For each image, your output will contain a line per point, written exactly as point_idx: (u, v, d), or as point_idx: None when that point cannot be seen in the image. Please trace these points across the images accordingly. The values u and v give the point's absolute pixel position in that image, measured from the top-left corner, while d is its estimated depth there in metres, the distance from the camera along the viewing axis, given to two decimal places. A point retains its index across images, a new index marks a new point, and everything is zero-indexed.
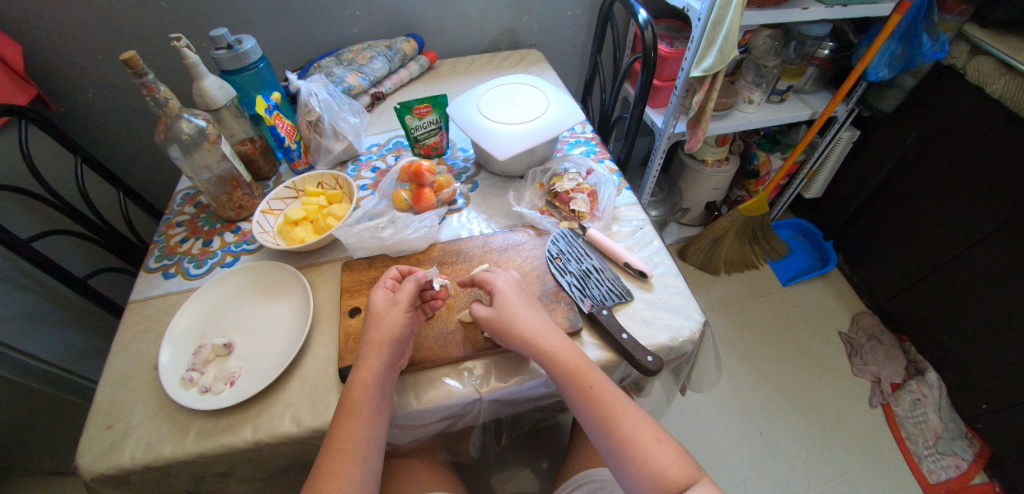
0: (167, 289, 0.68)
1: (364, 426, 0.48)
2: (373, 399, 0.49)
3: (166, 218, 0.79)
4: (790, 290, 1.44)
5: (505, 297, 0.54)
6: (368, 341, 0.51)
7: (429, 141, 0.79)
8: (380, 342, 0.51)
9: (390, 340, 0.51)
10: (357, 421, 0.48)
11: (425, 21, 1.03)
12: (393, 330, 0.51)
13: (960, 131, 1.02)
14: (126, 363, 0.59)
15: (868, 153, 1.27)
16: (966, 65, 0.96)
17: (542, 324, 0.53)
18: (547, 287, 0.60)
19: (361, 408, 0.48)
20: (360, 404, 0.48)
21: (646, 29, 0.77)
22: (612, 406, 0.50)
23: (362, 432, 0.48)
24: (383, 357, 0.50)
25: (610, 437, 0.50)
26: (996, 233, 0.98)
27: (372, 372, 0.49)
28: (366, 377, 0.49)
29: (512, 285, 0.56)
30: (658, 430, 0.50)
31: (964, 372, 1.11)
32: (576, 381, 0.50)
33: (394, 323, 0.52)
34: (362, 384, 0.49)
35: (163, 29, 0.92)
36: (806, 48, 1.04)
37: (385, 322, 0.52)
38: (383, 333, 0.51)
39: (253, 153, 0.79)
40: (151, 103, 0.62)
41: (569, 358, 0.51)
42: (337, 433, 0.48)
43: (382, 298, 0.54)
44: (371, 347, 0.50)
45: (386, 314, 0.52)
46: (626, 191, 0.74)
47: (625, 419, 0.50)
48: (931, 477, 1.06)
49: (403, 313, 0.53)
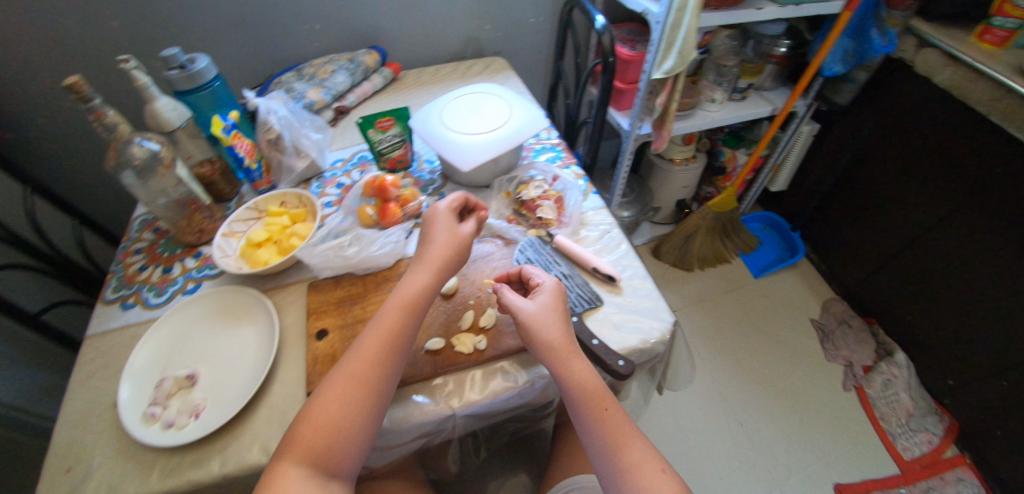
0: (126, 321, 0.65)
1: (410, 325, 0.51)
2: (422, 304, 0.53)
3: (123, 245, 0.76)
4: (763, 281, 1.48)
5: (547, 309, 0.53)
6: (431, 246, 0.57)
7: (393, 154, 0.77)
8: (441, 256, 0.55)
9: (452, 258, 0.56)
10: (403, 318, 0.51)
11: (386, 32, 1.02)
12: (453, 249, 0.56)
13: (912, 121, 1.06)
14: (83, 402, 0.56)
15: (827, 145, 1.32)
16: (915, 57, 1.01)
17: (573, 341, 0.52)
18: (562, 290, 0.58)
19: (411, 306, 0.52)
20: (408, 306, 0.52)
21: (604, 34, 0.77)
22: (623, 432, 0.49)
23: (405, 330, 0.51)
24: (447, 273, 0.55)
25: (616, 465, 0.48)
26: (951, 217, 1.03)
27: (428, 275, 0.54)
28: (420, 281, 0.53)
29: (556, 293, 0.55)
30: (661, 461, 0.48)
31: (930, 350, 1.16)
32: (591, 401, 0.50)
33: (451, 242, 0.56)
34: (420, 287, 0.53)
35: (110, 51, 0.89)
36: (764, 47, 1.07)
37: (448, 234, 0.57)
38: (447, 250, 0.56)
39: (212, 175, 0.76)
40: (100, 129, 0.62)
41: (584, 381, 0.50)
42: (373, 327, 0.51)
43: (449, 218, 0.58)
44: (430, 260, 0.55)
45: (452, 232, 0.57)
46: (593, 195, 0.74)
47: (634, 448, 0.48)
48: (905, 454, 1.10)
49: (464, 237, 0.57)
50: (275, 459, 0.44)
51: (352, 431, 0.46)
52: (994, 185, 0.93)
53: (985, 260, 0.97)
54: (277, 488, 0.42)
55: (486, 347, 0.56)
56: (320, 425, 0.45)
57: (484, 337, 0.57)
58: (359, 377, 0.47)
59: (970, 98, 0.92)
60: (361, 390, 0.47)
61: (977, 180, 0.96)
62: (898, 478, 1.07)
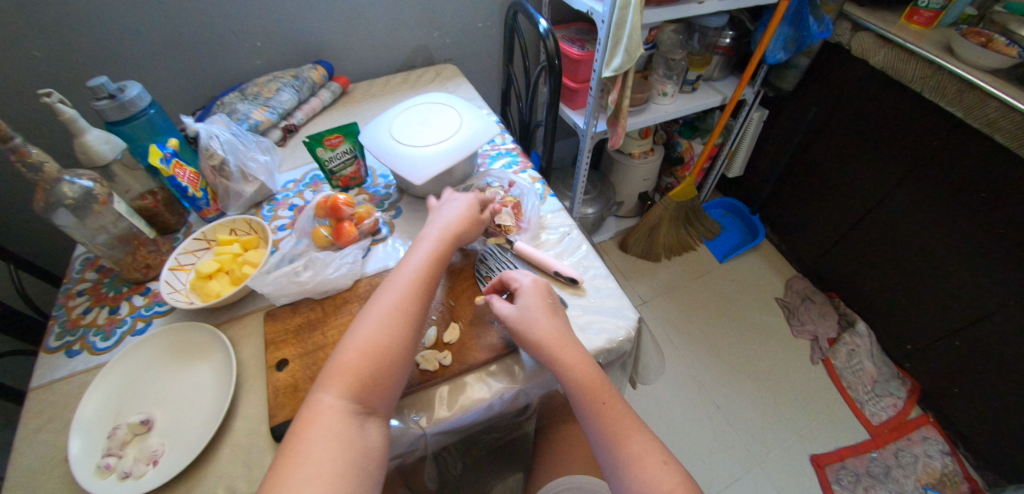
0: (73, 369, 0.61)
1: (438, 271, 0.57)
2: (448, 255, 0.59)
3: (64, 288, 0.71)
4: (728, 265, 1.52)
5: (529, 306, 0.54)
6: (449, 212, 0.64)
7: (346, 172, 0.76)
8: (465, 220, 0.62)
9: (474, 222, 0.63)
10: (436, 266, 0.57)
11: (331, 46, 1.00)
12: (470, 213, 0.63)
13: (853, 101, 1.12)
14: (31, 459, 0.52)
15: (777, 129, 1.37)
16: (851, 41, 1.05)
17: (563, 334, 0.53)
18: (552, 292, 0.58)
19: (439, 255, 0.58)
20: (440, 256, 0.58)
21: (548, 37, 0.78)
22: (622, 424, 0.50)
23: (433, 274, 0.56)
24: (468, 233, 0.62)
25: (619, 458, 0.48)
26: (895, 190, 1.09)
27: (454, 233, 0.60)
28: (446, 237, 0.60)
29: (540, 290, 0.56)
30: (662, 452, 0.49)
31: (887, 318, 1.22)
32: (588, 395, 0.50)
33: (468, 208, 0.64)
34: (447, 242, 0.59)
35: (31, 83, 0.83)
36: (709, 39, 1.11)
37: (464, 203, 0.64)
38: (471, 215, 0.63)
39: (155, 207, 0.73)
40: (24, 169, 0.57)
41: (579, 375, 0.50)
42: (404, 273, 0.55)
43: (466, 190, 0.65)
44: (456, 222, 0.62)
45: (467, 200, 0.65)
46: (550, 198, 0.75)
47: (635, 439, 0.49)
48: (873, 419, 1.16)
49: (476, 204, 0.65)
50: (317, 390, 0.46)
51: (391, 358, 0.48)
52: (932, 157, 0.99)
53: (930, 229, 1.03)
54: (321, 414, 0.44)
55: (451, 362, 0.55)
56: (363, 352, 0.48)
57: (449, 352, 0.56)
58: (396, 310, 0.51)
59: (904, 76, 0.96)
60: (401, 320, 0.50)
61: (917, 154, 1.02)
62: (868, 443, 1.13)
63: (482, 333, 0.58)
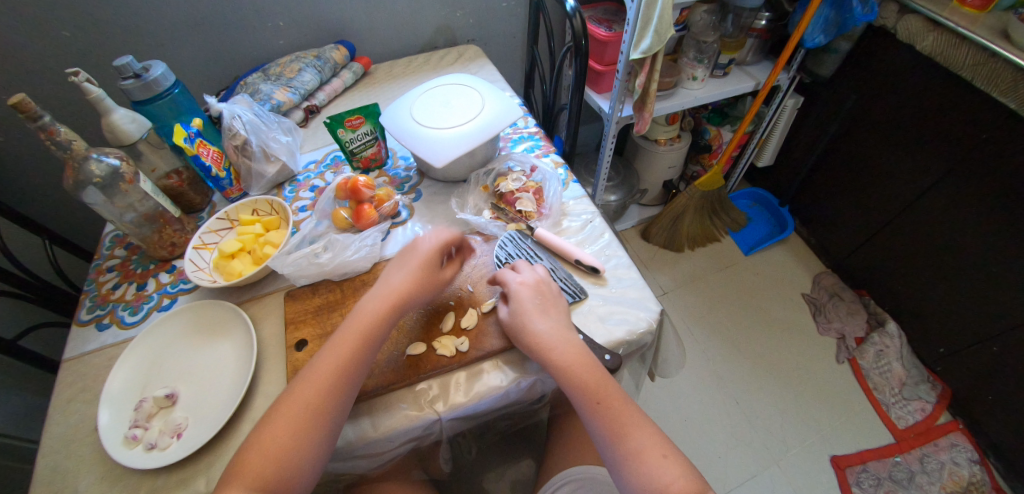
0: (102, 342, 0.63)
1: (365, 354, 0.49)
2: (382, 330, 0.51)
3: (95, 264, 0.73)
4: (753, 258, 1.48)
5: (519, 304, 0.53)
6: (397, 270, 0.55)
7: (366, 153, 0.75)
8: (407, 286, 0.53)
9: (421, 284, 0.54)
10: (362, 345, 0.49)
11: (354, 26, 0.99)
12: (419, 275, 0.54)
13: (896, 88, 1.05)
14: (64, 427, 0.54)
15: (812, 118, 1.30)
16: (896, 24, 0.98)
17: (556, 333, 0.51)
18: (552, 286, 0.56)
19: (370, 333, 0.50)
20: (366, 332, 0.50)
21: (574, 16, 0.75)
22: (623, 416, 0.48)
23: (359, 357, 0.49)
24: (412, 301, 0.53)
25: (619, 452, 0.47)
26: (937, 185, 1.03)
27: (390, 305, 0.52)
28: (378, 309, 0.51)
29: (530, 287, 0.55)
30: (665, 446, 0.47)
31: (920, 319, 1.16)
32: (585, 389, 0.48)
33: (419, 268, 0.54)
34: (379, 313, 0.51)
35: (64, 62, 0.85)
36: (744, 20, 1.04)
37: (416, 261, 0.55)
38: (417, 276, 0.54)
39: (180, 186, 0.73)
40: (53, 147, 0.58)
41: (576, 363, 0.49)
42: (326, 355, 0.48)
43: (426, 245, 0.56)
44: (396, 288, 0.53)
45: (421, 256, 0.55)
46: (572, 184, 0.73)
47: (635, 436, 0.47)
48: (899, 423, 1.12)
49: (432, 265, 0.55)
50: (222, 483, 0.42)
51: (299, 459, 0.44)
52: (977, 151, 0.93)
53: (972, 227, 0.98)
54: None
55: (468, 349, 0.54)
56: (267, 450, 0.43)
57: (466, 338, 0.55)
58: (309, 404, 0.45)
59: (953, 63, 0.90)
60: (312, 416, 0.45)
61: (962, 146, 0.95)
62: (893, 447, 1.09)
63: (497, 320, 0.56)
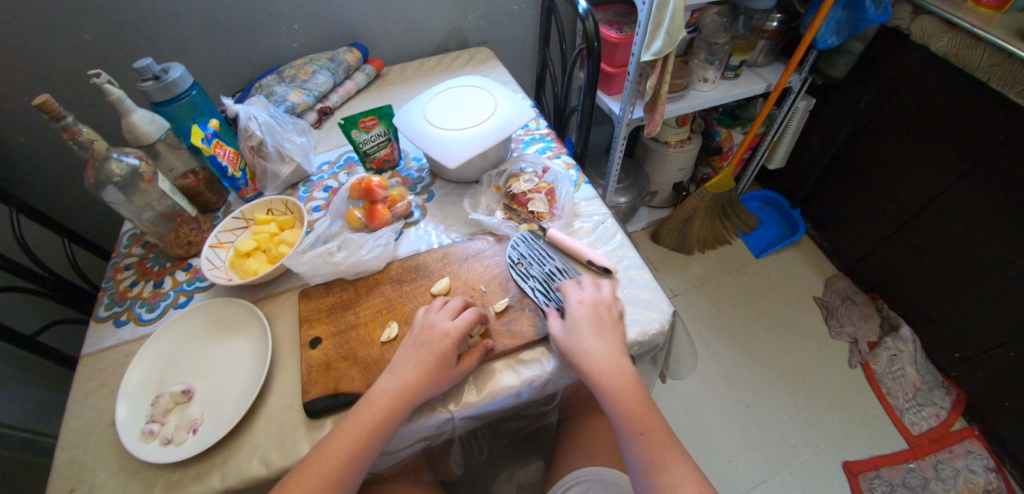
0: (120, 339, 0.64)
1: (366, 451, 0.47)
2: (385, 429, 0.48)
3: (113, 262, 0.74)
4: (763, 261, 1.46)
5: (575, 322, 0.53)
6: (411, 360, 0.51)
7: (380, 154, 0.76)
8: (419, 377, 0.50)
9: (434, 372, 0.50)
10: (364, 440, 0.47)
11: (367, 29, 1.00)
12: (431, 369, 0.50)
13: (910, 90, 1.04)
14: (82, 422, 0.55)
15: (824, 120, 1.29)
16: (910, 26, 0.97)
17: (610, 357, 0.51)
18: (612, 308, 0.55)
19: (373, 430, 0.48)
20: (368, 425, 0.48)
21: (587, 18, 0.76)
22: (663, 449, 0.48)
23: (360, 456, 0.47)
24: (420, 397, 0.49)
25: (652, 482, 0.47)
26: (952, 188, 1.01)
27: (397, 398, 0.49)
28: (385, 401, 0.49)
29: (588, 306, 0.54)
30: (701, 484, 0.46)
31: (935, 323, 1.15)
32: (630, 417, 0.49)
33: (432, 360, 0.50)
34: (386, 404, 0.49)
35: (85, 64, 0.87)
36: (755, 22, 1.04)
37: (430, 351, 0.51)
38: (430, 364, 0.50)
39: (197, 186, 0.75)
40: (76, 147, 0.59)
41: (625, 389, 0.50)
42: (327, 445, 0.47)
43: (443, 332, 0.52)
44: (406, 378, 0.50)
45: (436, 346, 0.51)
46: (584, 186, 0.73)
47: (673, 470, 0.47)
48: (913, 428, 1.10)
49: (448, 353, 0.51)
50: None
51: None
52: (994, 153, 0.91)
53: (989, 230, 0.96)
54: None
55: (480, 348, 0.55)
56: None
57: (479, 337, 0.56)
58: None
59: (969, 65, 0.89)
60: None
61: (978, 149, 0.94)
62: (906, 453, 1.07)
63: (511, 318, 0.57)
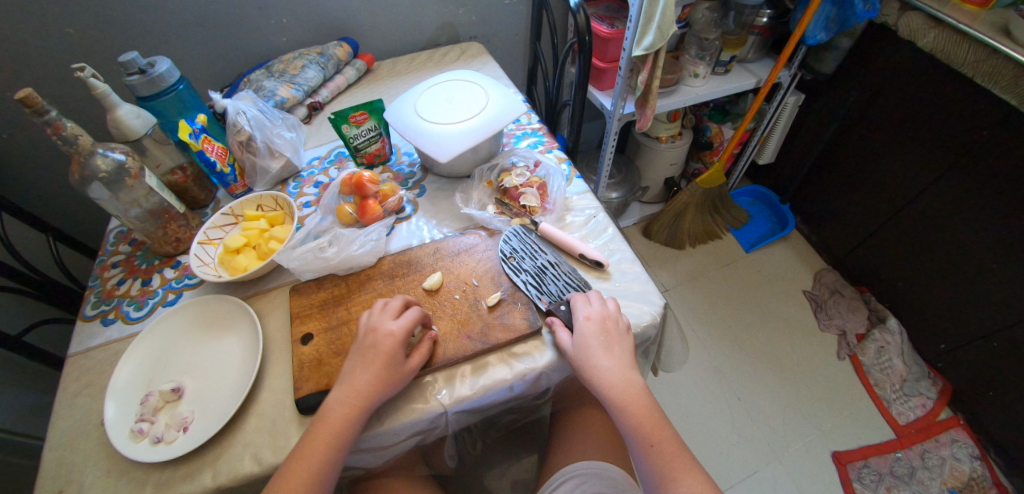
0: (108, 337, 0.63)
1: (334, 461, 0.46)
2: (349, 436, 0.47)
3: (99, 260, 0.73)
4: (754, 255, 1.48)
5: (583, 341, 0.52)
6: (358, 366, 0.50)
7: (371, 149, 0.75)
8: (370, 382, 0.49)
9: (384, 376, 0.49)
10: (327, 452, 0.46)
11: (357, 23, 0.99)
12: (381, 372, 0.49)
13: (897, 85, 1.05)
14: (70, 422, 0.54)
15: (813, 116, 1.31)
16: (898, 22, 0.98)
17: (619, 371, 0.51)
18: (620, 323, 0.53)
19: (335, 439, 0.47)
20: (326, 436, 0.47)
21: (578, 13, 0.76)
22: (676, 460, 0.48)
23: (327, 467, 0.46)
24: (377, 400, 0.49)
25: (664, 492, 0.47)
26: (939, 182, 1.03)
27: (353, 406, 0.48)
28: (341, 411, 0.48)
29: (596, 322, 0.53)
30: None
31: (920, 315, 1.17)
32: (642, 429, 0.49)
33: (380, 365, 0.50)
34: (343, 410, 0.48)
35: (69, 59, 0.85)
36: (745, 18, 1.04)
37: (376, 355, 0.50)
38: (378, 368, 0.50)
39: (185, 182, 0.74)
40: (59, 142, 0.58)
41: (638, 400, 0.50)
42: (295, 459, 0.46)
43: (387, 335, 0.51)
44: (356, 385, 0.49)
45: (380, 348, 0.50)
46: (576, 180, 0.73)
47: (684, 481, 0.47)
48: (900, 418, 1.12)
49: (395, 356, 0.50)
50: None
51: None
52: (978, 148, 0.93)
53: (973, 223, 0.98)
54: None
55: (473, 343, 0.54)
56: None
57: (470, 329, 0.56)
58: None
59: (955, 61, 0.90)
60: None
61: (963, 144, 0.96)
62: (893, 443, 1.09)
63: (503, 312, 0.57)
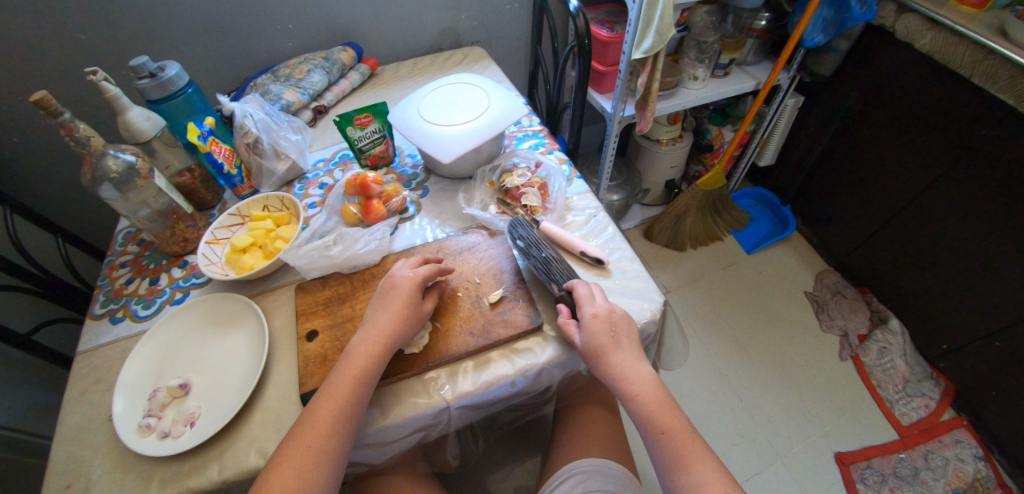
0: (116, 335, 0.64)
1: (361, 394, 0.49)
2: (375, 370, 0.50)
3: (108, 260, 0.75)
4: (755, 257, 1.48)
5: (594, 340, 0.51)
6: (380, 306, 0.54)
7: (374, 150, 0.77)
8: (394, 318, 0.52)
9: (406, 314, 0.53)
10: (354, 385, 0.49)
11: (361, 28, 1.01)
12: (402, 310, 0.53)
13: (896, 87, 1.06)
14: (79, 417, 0.55)
15: (813, 118, 1.32)
16: (895, 24, 0.99)
17: (631, 363, 0.51)
18: (624, 316, 0.53)
19: (362, 373, 0.49)
20: (354, 371, 0.49)
21: (578, 16, 0.77)
22: (688, 448, 0.48)
23: (354, 400, 0.48)
24: (400, 337, 0.52)
25: (679, 481, 0.47)
26: (938, 182, 1.03)
27: (378, 341, 0.51)
28: (367, 346, 0.51)
29: (604, 320, 0.52)
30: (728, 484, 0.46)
31: (921, 316, 1.17)
32: (654, 418, 0.49)
33: (401, 303, 0.53)
34: (369, 346, 0.51)
35: (80, 63, 0.87)
36: (744, 21, 1.06)
37: (397, 295, 0.54)
38: (400, 307, 0.53)
39: (193, 184, 0.75)
40: (72, 143, 0.59)
41: (649, 392, 0.50)
42: (323, 394, 0.48)
43: (406, 281, 0.55)
44: (381, 323, 0.52)
45: (400, 290, 0.54)
46: (577, 180, 0.74)
47: (697, 468, 0.47)
48: (903, 419, 1.12)
49: (415, 296, 0.54)
50: None
51: None
52: (977, 148, 0.94)
53: (974, 223, 0.98)
54: None
55: (475, 338, 0.55)
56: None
57: (473, 325, 0.57)
58: (310, 447, 0.45)
59: (952, 62, 0.91)
60: (313, 459, 0.45)
61: (963, 144, 0.96)
62: (897, 443, 1.09)
63: (504, 309, 0.57)
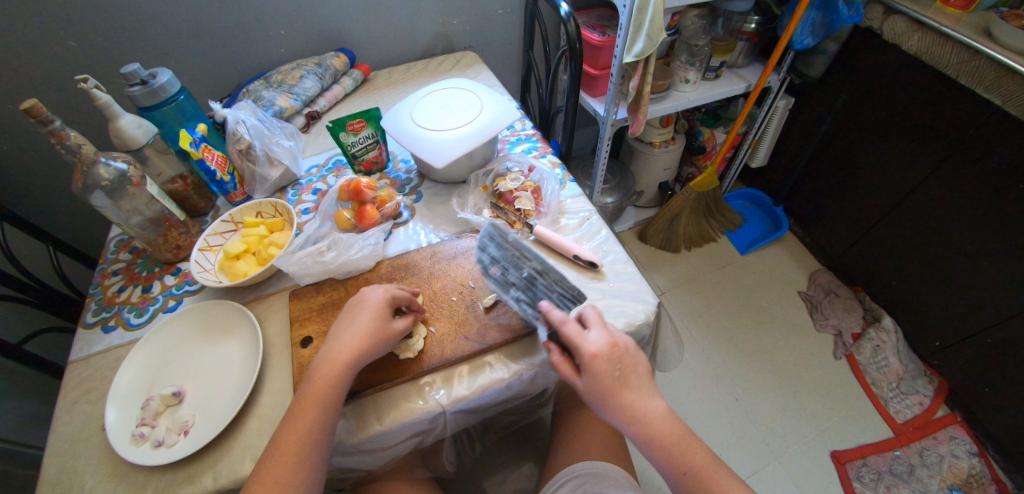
0: (109, 344, 0.64)
1: (326, 420, 0.47)
2: (338, 390, 0.49)
3: (100, 268, 0.74)
4: (749, 257, 1.49)
5: (597, 382, 0.48)
6: (345, 324, 0.53)
7: (368, 156, 0.77)
8: (360, 336, 0.51)
9: (372, 333, 0.52)
10: (315, 410, 0.47)
11: (353, 34, 1.01)
12: (365, 327, 0.52)
13: (884, 88, 1.07)
14: (71, 428, 0.55)
15: (803, 119, 1.33)
16: (882, 26, 1.01)
17: (643, 399, 0.49)
18: (629, 349, 0.50)
19: (325, 396, 0.48)
20: (314, 395, 0.48)
21: (569, 21, 0.78)
22: (710, 470, 0.48)
23: (318, 426, 0.47)
24: (365, 356, 0.51)
25: None
26: (928, 180, 1.05)
27: (342, 363, 0.50)
28: (329, 368, 0.49)
29: (605, 359, 0.48)
30: None
31: (913, 313, 1.18)
32: (676, 452, 0.48)
33: (369, 322, 0.52)
34: (331, 368, 0.49)
35: (71, 71, 0.87)
36: (733, 24, 1.08)
37: (364, 311, 0.53)
38: (365, 326, 0.52)
39: (185, 190, 0.75)
40: (63, 151, 0.59)
41: (666, 425, 0.49)
42: (287, 421, 0.47)
43: (376, 301, 0.54)
44: (344, 343, 0.51)
45: (367, 307, 0.54)
46: (570, 184, 0.75)
47: None
48: (898, 417, 1.13)
49: (384, 314, 0.53)
50: None
51: None
52: (964, 147, 0.95)
53: (963, 221, 1.00)
54: None
55: (470, 342, 0.55)
56: None
57: (468, 329, 0.57)
58: (274, 481, 0.44)
59: (938, 63, 0.92)
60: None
61: (950, 144, 0.98)
62: (892, 441, 1.10)
63: (500, 313, 0.58)
